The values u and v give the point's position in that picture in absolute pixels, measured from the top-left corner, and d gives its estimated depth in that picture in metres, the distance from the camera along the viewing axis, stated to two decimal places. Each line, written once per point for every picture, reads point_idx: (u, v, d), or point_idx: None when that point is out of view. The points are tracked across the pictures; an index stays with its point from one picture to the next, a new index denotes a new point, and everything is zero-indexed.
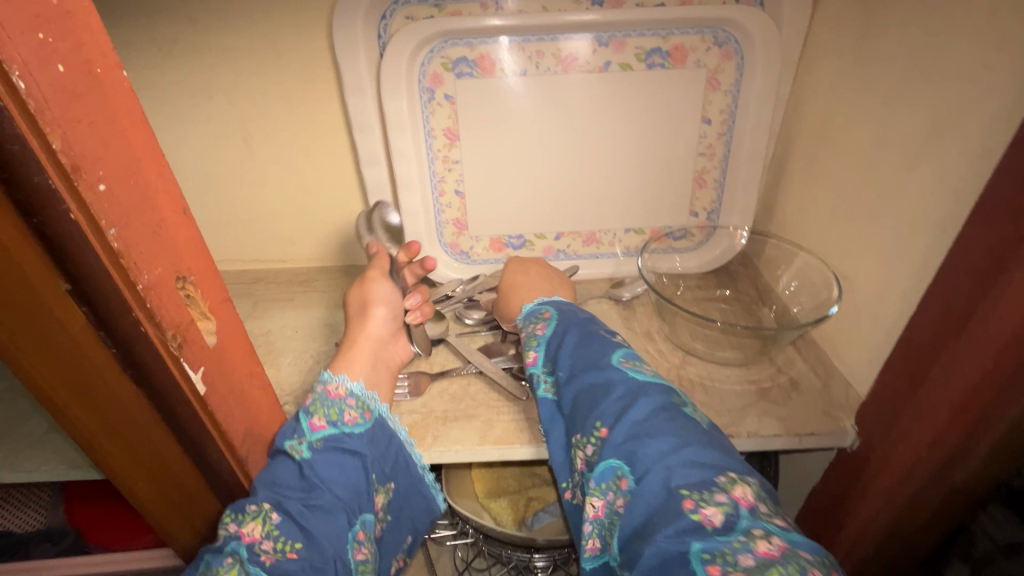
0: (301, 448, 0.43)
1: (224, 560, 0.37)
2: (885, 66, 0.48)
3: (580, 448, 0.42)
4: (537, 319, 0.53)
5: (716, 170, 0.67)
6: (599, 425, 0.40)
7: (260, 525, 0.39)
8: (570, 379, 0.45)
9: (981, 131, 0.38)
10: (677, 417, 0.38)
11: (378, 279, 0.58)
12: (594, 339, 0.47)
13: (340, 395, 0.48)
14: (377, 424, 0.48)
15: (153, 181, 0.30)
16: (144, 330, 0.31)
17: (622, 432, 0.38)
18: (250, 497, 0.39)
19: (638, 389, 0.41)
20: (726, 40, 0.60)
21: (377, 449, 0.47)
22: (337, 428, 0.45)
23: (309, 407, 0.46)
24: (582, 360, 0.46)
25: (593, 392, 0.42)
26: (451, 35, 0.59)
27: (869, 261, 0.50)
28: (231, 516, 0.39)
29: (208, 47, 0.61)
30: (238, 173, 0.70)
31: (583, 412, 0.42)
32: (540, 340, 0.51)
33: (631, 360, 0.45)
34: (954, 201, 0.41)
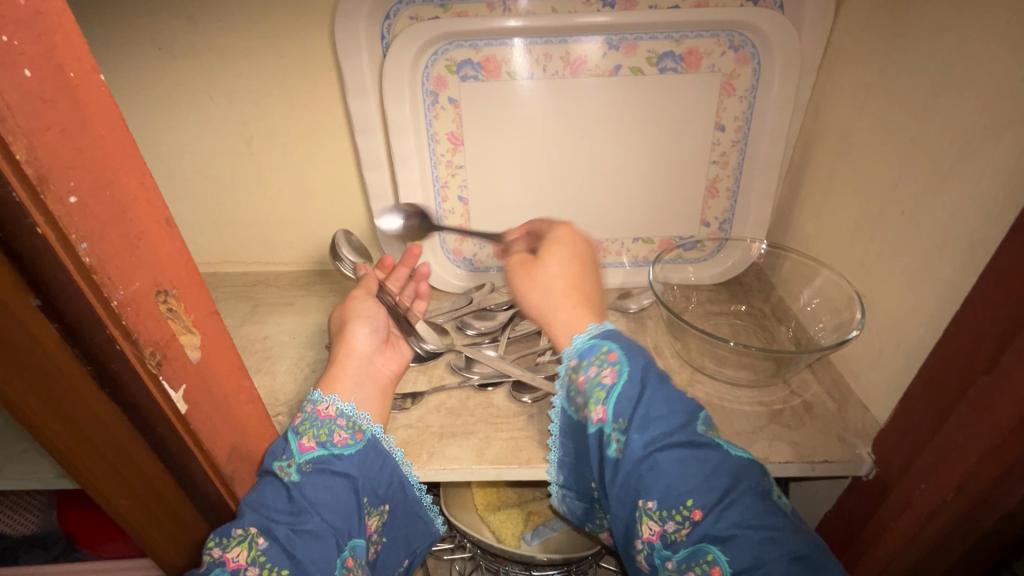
0: (289, 469, 0.43)
1: None
2: (914, 75, 0.45)
3: (653, 521, 0.38)
4: (602, 362, 0.44)
5: (729, 179, 0.65)
6: (690, 504, 0.37)
7: (246, 550, 0.38)
8: (654, 445, 0.39)
9: (1017, 150, 0.36)
10: (777, 508, 0.37)
11: (361, 298, 0.59)
12: (674, 396, 0.42)
13: (329, 415, 0.47)
14: (370, 445, 0.47)
15: (133, 191, 0.29)
16: (119, 347, 0.30)
17: (721, 521, 0.36)
18: (237, 521, 0.39)
19: (736, 470, 0.38)
20: (743, 43, 0.58)
21: (369, 471, 0.46)
22: (326, 449, 0.45)
23: (298, 427, 0.46)
24: (665, 422, 0.40)
25: (683, 466, 0.38)
26: (456, 36, 0.57)
27: (891, 282, 0.48)
28: (216, 541, 0.39)
29: (207, 48, 0.59)
30: (239, 176, 0.69)
31: (669, 485, 0.38)
32: (608, 392, 0.43)
33: (712, 427, 0.42)
34: (988, 222, 0.38)
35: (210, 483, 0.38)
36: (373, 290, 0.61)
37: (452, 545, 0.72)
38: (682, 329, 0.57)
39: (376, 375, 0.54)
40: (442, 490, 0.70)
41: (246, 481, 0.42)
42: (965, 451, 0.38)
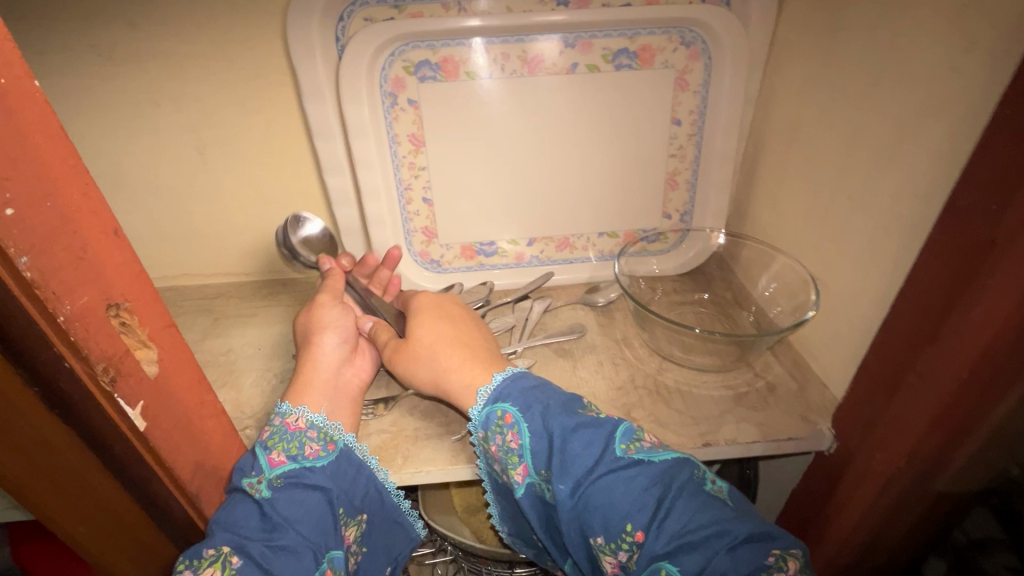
0: (259, 486, 0.42)
1: None
2: (855, 66, 0.47)
3: (607, 554, 0.38)
4: (502, 428, 0.45)
5: (688, 172, 0.67)
6: (631, 528, 0.38)
7: (220, 570, 0.37)
8: (579, 487, 0.40)
9: (948, 133, 0.38)
10: (712, 501, 0.38)
11: (326, 304, 0.57)
12: (582, 424, 0.43)
13: (300, 428, 0.47)
14: (342, 456, 0.47)
15: (75, 202, 0.28)
16: (68, 364, 0.28)
17: (661, 537, 0.36)
18: (208, 540, 0.38)
19: (663, 477, 0.39)
20: (693, 39, 0.59)
21: (343, 483, 0.46)
22: (298, 463, 0.44)
23: (267, 442, 0.45)
24: (581, 461, 0.41)
25: (610, 493, 0.39)
26: (412, 37, 0.57)
27: (842, 264, 0.50)
28: (185, 563, 0.38)
29: (151, 53, 0.57)
30: (193, 185, 0.66)
31: (605, 517, 0.39)
32: (521, 453, 0.44)
33: (632, 440, 0.42)
34: (924, 203, 0.40)
35: (174, 501, 0.37)
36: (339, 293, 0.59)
37: (435, 550, 0.71)
38: (649, 319, 0.59)
39: (346, 382, 0.54)
40: (421, 494, 0.72)
41: (213, 499, 0.40)
42: (915, 419, 0.40)
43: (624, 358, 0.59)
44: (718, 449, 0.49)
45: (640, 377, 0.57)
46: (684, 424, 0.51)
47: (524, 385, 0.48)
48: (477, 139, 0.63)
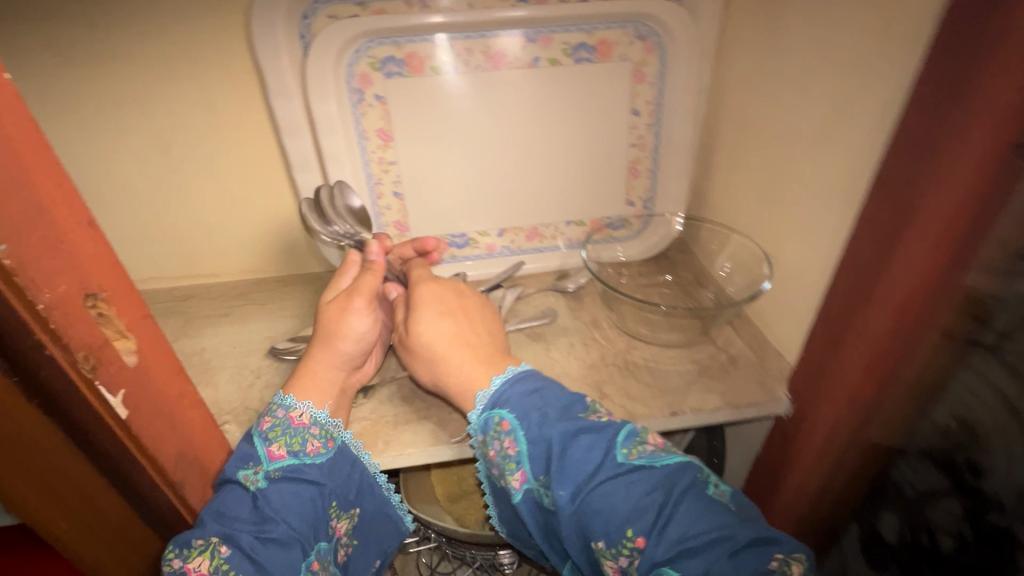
0: (257, 476, 0.43)
1: None
2: (794, 55, 0.51)
3: (609, 560, 0.39)
4: (499, 435, 0.46)
5: (648, 160, 0.70)
6: (631, 534, 0.38)
7: (208, 559, 0.38)
8: (579, 494, 0.40)
9: (875, 114, 0.42)
10: (713, 504, 0.38)
11: (358, 313, 0.51)
12: (582, 429, 0.43)
13: (303, 423, 0.47)
14: (340, 453, 0.48)
15: (48, 193, 0.28)
16: (49, 352, 0.29)
17: (663, 544, 0.36)
18: (198, 530, 0.39)
19: (664, 482, 0.39)
20: (648, 33, 0.62)
21: (339, 478, 0.47)
22: (297, 458, 0.45)
23: (268, 433, 0.46)
24: (580, 468, 0.41)
25: (609, 499, 0.39)
26: (377, 34, 0.58)
27: (791, 239, 0.54)
28: (174, 551, 0.38)
29: (110, 53, 0.56)
30: (159, 187, 0.66)
31: (605, 523, 0.39)
32: (519, 459, 0.44)
33: (634, 443, 0.42)
34: (858, 178, 0.44)
35: (157, 491, 0.37)
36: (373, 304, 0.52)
37: (419, 538, 0.72)
38: (617, 299, 0.62)
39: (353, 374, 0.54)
40: (401, 477, 0.74)
41: (199, 490, 0.41)
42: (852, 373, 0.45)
43: (594, 339, 0.62)
44: (685, 418, 0.52)
45: (610, 356, 0.59)
46: (652, 396, 0.54)
47: (524, 389, 0.47)
48: (445, 134, 0.65)
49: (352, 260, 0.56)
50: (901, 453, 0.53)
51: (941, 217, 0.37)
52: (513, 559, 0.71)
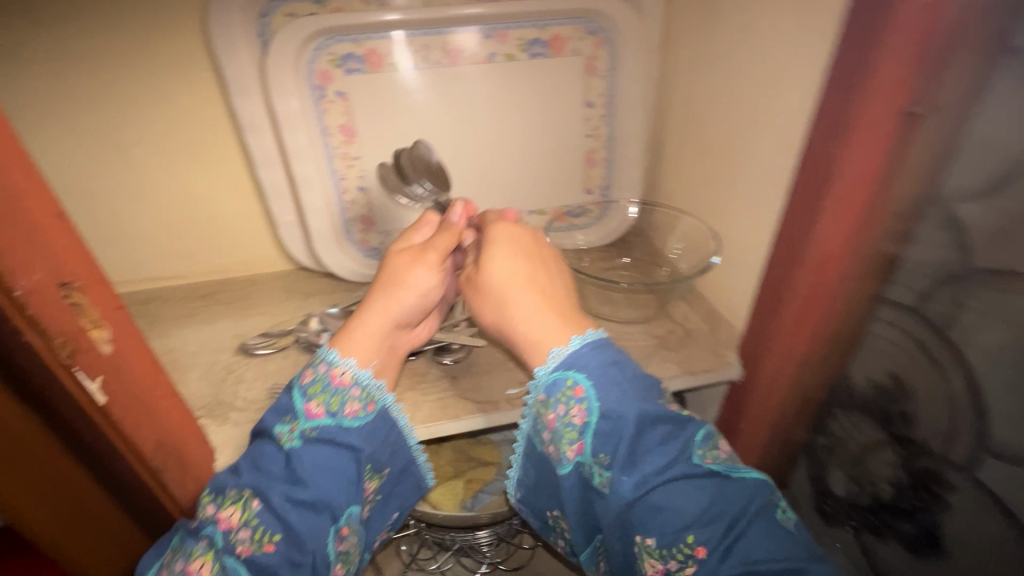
0: (292, 435, 0.43)
1: (199, 542, 0.40)
2: (729, 47, 0.55)
3: (655, 559, 0.40)
4: (570, 399, 0.44)
5: (603, 150, 0.73)
6: (692, 541, 0.38)
7: (239, 512, 0.41)
8: (643, 485, 0.40)
9: (799, 97, 0.47)
10: (779, 527, 0.39)
11: (424, 268, 0.49)
12: (662, 423, 0.43)
13: (344, 383, 0.46)
14: (379, 416, 0.47)
15: (19, 182, 0.29)
16: (26, 337, 0.29)
17: (726, 559, 0.38)
18: (234, 480, 0.42)
19: (737, 498, 0.40)
20: (598, 29, 0.66)
21: (376, 443, 0.46)
22: (334, 419, 0.44)
23: (309, 389, 0.45)
24: (653, 462, 0.41)
25: (678, 501, 0.39)
26: (337, 31, 0.60)
27: (736, 216, 0.58)
28: (212, 497, 0.42)
29: (61, 53, 0.56)
30: (117, 189, 0.65)
31: (666, 523, 0.39)
32: (582, 431, 0.43)
33: (708, 446, 0.43)
34: (789, 156, 0.49)
35: (137, 477, 0.38)
36: (441, 261, 0.50)
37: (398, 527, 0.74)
38: (579, 280, 0.66)
39: (405, 335, 0.52)
40: None
41: (179, 475, 0.41)
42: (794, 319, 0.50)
43: None
44: None
45: None
46: None
47: (605, 357, 0.45)
48: (407, 128, 0.67)
49: (427, 220, 0.54)
50: (834, 405, 0.60)
51: (850, 179, 0.42)
52: (489, 539, 0.75)
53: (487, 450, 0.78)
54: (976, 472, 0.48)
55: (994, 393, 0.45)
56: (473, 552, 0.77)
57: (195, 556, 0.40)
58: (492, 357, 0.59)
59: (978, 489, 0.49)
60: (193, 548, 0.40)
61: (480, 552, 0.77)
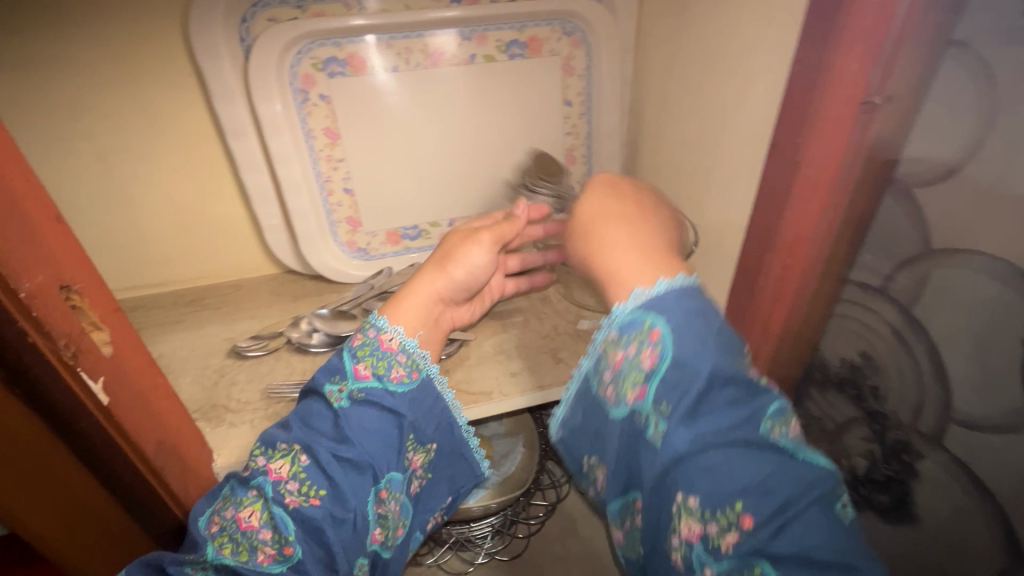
0: (340, 395, 0.46)
1: (249, 493, 0.43)
2: (699, 45, 0.58)
3: (695, 522, 0.36)
4: (643, 341, 0.41)
5: (583, 147, 0.76)
6: (741, 511, 0.35)
7: (288, 464, 0.43)
8: (700, 441, 0.37)
9: (766, 91, 0.49)
10: (840, 522, 0.35)
11: (478, 247, 0.52)
12: (736, 383, 0.39)
13: (391, 348, 0.48)
14: (422, 386, 0.49)
15: (19, 189, 0.29)
16: (31, 340, 0.30)
17: (778, 538, 0.34)
18: (285, 436, 0.45)
19: (802, 479, 0.36)
20: (573, 30, 0.68)
21: (418, 412, 0.48)
22: (380, 383, 0.47)
23: (358, 351, 0.48)
24: (717, 419, 0.37)
25: (735, 465, 0.36)
26: (319, 36, 0.61)
27: (711, 207, 0.61)
28: (262, 450, 0.44)
29: (39, 61, 0.56)
30: (98, 197, 0.65)
31: (717, 484, 0.35)
32: (648, 375, 0.40)
33: (780, 420, 0.39)
34: (758, 146, 0.51)
35: (138, 480, 0.38)
36: (496, 244, 0.53)
37: None
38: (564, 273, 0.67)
39: (451, 311, 0.56)
40: None
41: (178, 476, 0.42)
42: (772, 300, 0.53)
43: (547, 312, 0.66)
44: None
45: (563, 326, 0.64)
46: None
47: (689, 305, 0.41)
48: (390, 130, 0.68)
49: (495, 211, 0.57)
50: (810, 387, 0.62)
51: (814, 165, 0.45)
52: (486, 531, 0.78)
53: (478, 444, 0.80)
54: (941, 439, 0.52)
55: (953, 361, 0.49)
56: (471, 544, 0.79)
57: (246, 504, 0.42)
58: (483, 351, 0.61)
59: (945, 455, 0.52)
60: (242, 497, 0.43)
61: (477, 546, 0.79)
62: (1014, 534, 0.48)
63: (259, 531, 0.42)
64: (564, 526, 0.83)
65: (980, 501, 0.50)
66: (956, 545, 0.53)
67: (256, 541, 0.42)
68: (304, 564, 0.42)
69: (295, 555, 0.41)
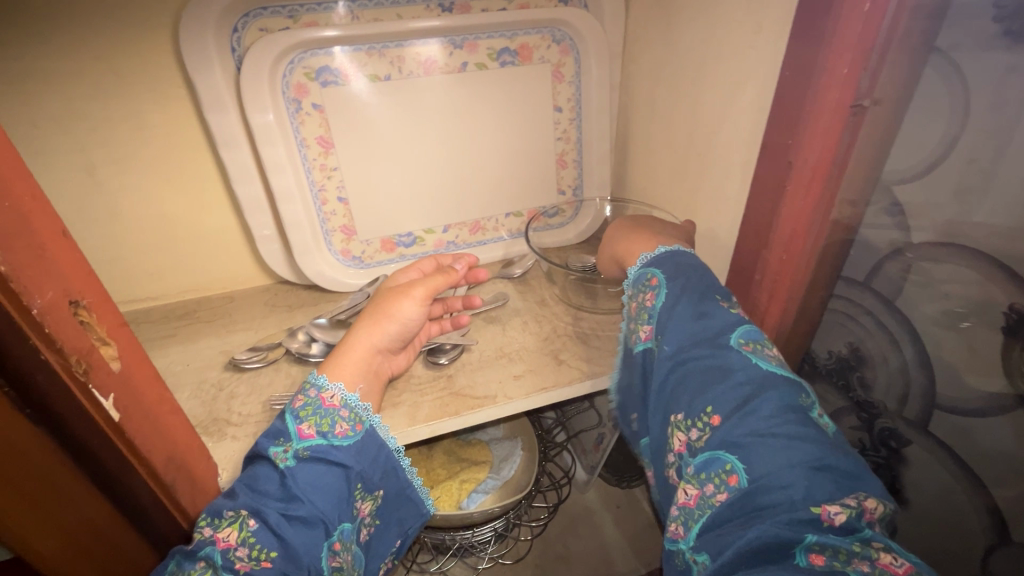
0: (286, 455, 0.44)
1: (196, 564, 0.40)
2: (687, 52, 0.60)
3: (680, 430, 0.41)
4: (645, 288, 0.50)
5: (574, 152, 0.77)
6: (710, 412, 0.39)
7: (237, 531, 0.41)
8: (679, 358, 0.44)
9: (756, 94, 0.51)
10: (807, 422, 0.37)
11: (410, 297, 0.54)
12: (711, 311, 0.45)
13: (334, 405, 0.47)
14: (368, 435, 0.48)
15: (27, 204, 0.29)
16: (44, 357, 0.29)
17: (739, 428, 0.37)
18: (231, 503, 0.42)
19: (763, 382, 0.39)
20: (562, 37, 0.69)
21: (365, 461, 0.47)
22: (326, 439, 0.46)
23: (300, 412, 0.47)
24: (692, 336, 0.44)
25: (705, 375, 0.41)
26: (310, 45, 0.61)
27: (702, 207, 0.63)
28: (208, 521, 0.42)
29: (25, 73, 0.55)
30: (85, 211, 0.63)
31: (691, 393, 0.41)
32: (650, 313, 0.49)
33: (756, 342, 0.43)
34: (748, 148, 0.53)
35: (148, 492, 0.38)
36: (428, 293, 0.55)
37: None
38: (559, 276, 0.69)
39: (384, 363, 0.55)
40: None
41: (187, 490, 0.41)
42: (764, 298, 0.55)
43: (545, 315, 0.67)
44: None
45: (562, 328, 0.65)
46: (602, 356, 0.61)
47: (679, 262, 0.50)
48: (382, 137, 0.68)
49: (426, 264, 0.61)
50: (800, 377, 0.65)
51: (807, 164, 0.47)
52: (489, 536, 0.76)
53: (476, 450, 0.81)
54: (926, 425, 0.54)
55: (937, 353, 0.51)
56: (473, 550, 0.79)
57: None
58: (484, 356, 0.61)
59: (929, 440, 0.54)
60: (189, 570, 0.39)
61: (479, 549, 0.78)
62: (997, 512, 0.51)
63: None
64: (563, 526, 0.86)
65: (965, 482, 0.53)
66: (945, 522, 0.56)
67: None
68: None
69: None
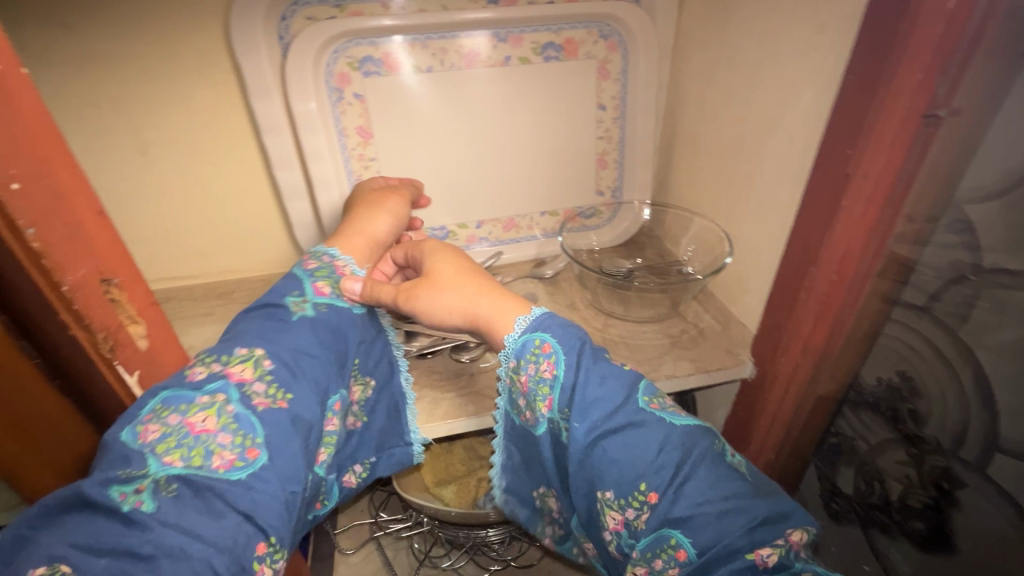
0: (303, 304, 0.48)
1: (203, 397, 0.39)
2: (742, 51, 0.56)
3: (613, 510, 0.38)
4: (538, 357, 0.43)
5: (615, 152, 0.74)
6: (644, 488, 0.37)
7: (251, 367, 0.42)
8: (595, 433, 0.39)
9: (815, 99, 0.47)
10: (730, 469, 0.37)
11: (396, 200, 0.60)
12: (610, 373, 0.41)
13: (343, 271, 0.53)
14: (369, 313, 0.54)
15: (65, 180, 0.30)
16: (73, 333, 0.30)
17: (678, 501, 0.36)
18: (238, 345, 0.43)
19: (685, 440, 0.38)
20: (610, 33, 0.67)
21: (366, 334, 0.53)
22: (337, 296, 0.51)
23: (314, 271, 0.51)
24: (603, 408, 0.40)
25: (629, 447, 0.38)
26: (355, 35, 0.61)
27: (746, 216, 0.60)
28: (215, 359, 0.42)
29: (85, 53, 0.57)
30: (136, 189, 0.66)
31: (619, 474, 0.38)
32: (552, 385, 0.42)
33: (655, 394, 0.41)
34: (802, 156, 0.50)
35: None
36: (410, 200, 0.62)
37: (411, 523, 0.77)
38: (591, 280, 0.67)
39: (375, 287, 0.51)
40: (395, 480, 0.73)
41: None
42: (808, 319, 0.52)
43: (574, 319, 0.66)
44: (661, 383, 0.58)
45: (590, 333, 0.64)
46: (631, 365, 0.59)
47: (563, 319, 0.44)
48: (418, 130, 0.67)
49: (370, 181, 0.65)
50: (844, 404, 0.60)
51: (868, 178, 0.43)
52: (502, 536, 0.76)
53: None
54: (986, 469, 0.49)
55: (1005, 392, 0.47)
56: (486, 548, 0.80)
57: (196, 411, 0.38)
58: None
59: (990, 487, 0.50)
60: (187, 404, 0.38)
61: (492, 545, 0.79)
62: None
63: (215, 435, 0.38)
64: None
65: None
66: None
67: (212, 446, 0.37)
68: (275, 457, 0.40)
69: (259, 458, 0.39)
